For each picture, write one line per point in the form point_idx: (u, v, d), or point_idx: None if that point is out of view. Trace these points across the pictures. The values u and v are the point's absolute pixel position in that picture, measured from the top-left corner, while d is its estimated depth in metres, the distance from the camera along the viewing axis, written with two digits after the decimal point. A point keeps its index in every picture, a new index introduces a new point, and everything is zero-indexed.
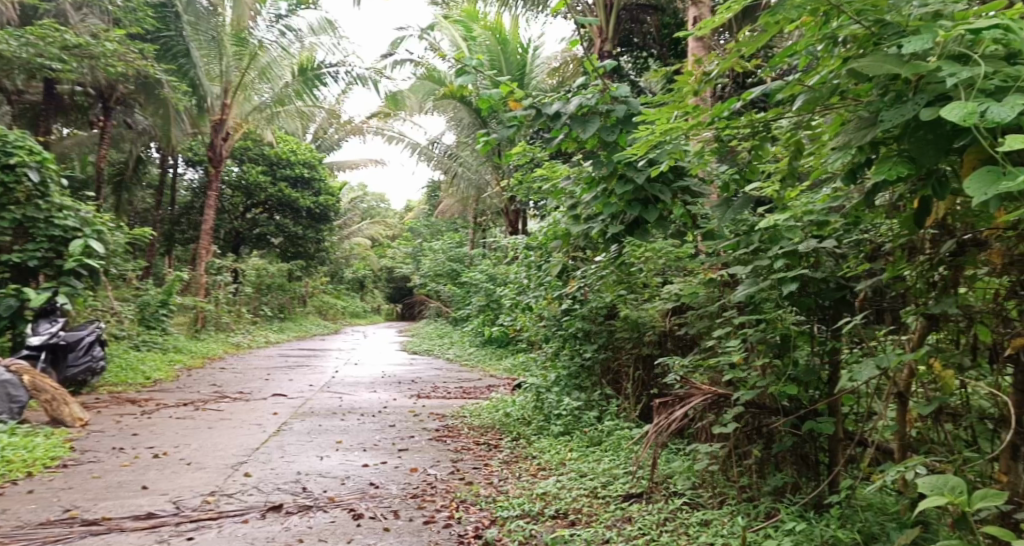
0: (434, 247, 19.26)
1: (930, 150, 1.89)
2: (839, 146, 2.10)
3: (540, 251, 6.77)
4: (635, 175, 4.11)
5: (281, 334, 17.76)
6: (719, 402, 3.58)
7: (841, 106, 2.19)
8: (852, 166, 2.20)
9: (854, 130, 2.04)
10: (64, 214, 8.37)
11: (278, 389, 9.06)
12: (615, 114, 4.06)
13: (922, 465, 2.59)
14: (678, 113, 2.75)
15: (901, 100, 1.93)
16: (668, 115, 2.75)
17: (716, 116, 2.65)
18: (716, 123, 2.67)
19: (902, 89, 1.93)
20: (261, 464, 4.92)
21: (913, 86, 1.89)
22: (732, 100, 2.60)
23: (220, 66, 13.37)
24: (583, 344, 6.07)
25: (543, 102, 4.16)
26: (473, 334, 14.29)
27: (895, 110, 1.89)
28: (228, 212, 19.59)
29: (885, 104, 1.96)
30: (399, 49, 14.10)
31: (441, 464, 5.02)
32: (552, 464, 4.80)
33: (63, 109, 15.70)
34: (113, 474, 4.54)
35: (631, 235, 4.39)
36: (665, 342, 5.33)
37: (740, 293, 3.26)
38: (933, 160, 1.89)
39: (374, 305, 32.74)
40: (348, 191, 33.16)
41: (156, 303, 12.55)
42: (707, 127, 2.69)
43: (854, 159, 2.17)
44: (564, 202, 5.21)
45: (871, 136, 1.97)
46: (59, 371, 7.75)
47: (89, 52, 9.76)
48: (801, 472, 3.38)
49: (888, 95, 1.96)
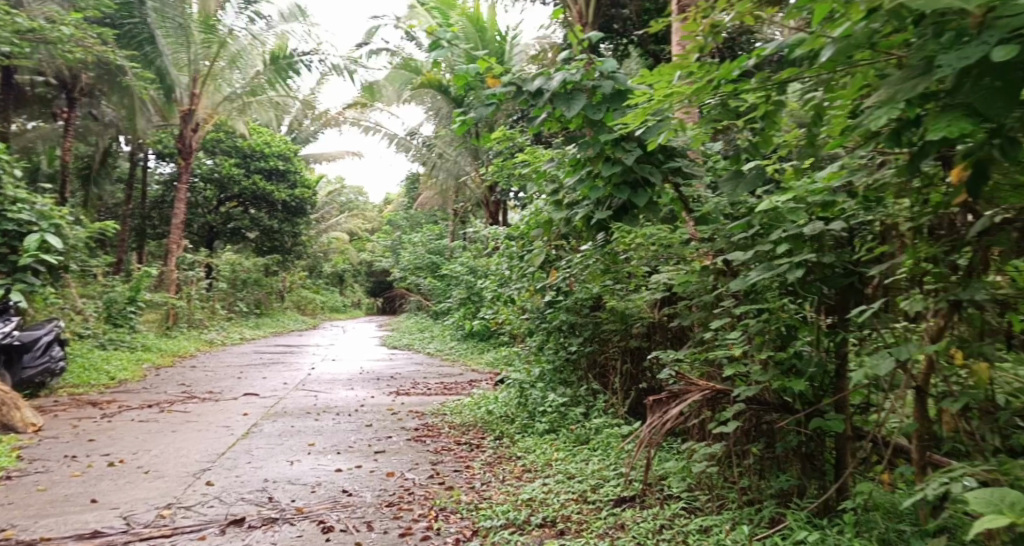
0: (413, 240, 18.91)
1: (999, 101, 1.75)
2: (880, 102, 1.95)
3: (520, 241, 6.48)
4: (623, 157, 3.81)
5: (257, 330, 17.32)
6: (717, 399, 3.28)
7: (869, 63, 2.09)
8: (899, 127, 2.11)
9: (899, 81, 1.91)
10: (17, 207, 7.93)
11: (250, 388, 8.69)
12: (601, 91, 3.76)
13: (966, 475, 2.28)
14: (682, 73, 2.53)
15: (961, 41, 1.80)
16: (671, 74, 2.54)
17: (723, 78, 2.42)
18: (722, 87, 2.44)
19: (962, 29, 1.80)
20: (226, 471, 4.58)
21: (978, 25, 1.75)
22: (742, 58, 2.36)
23: (189, 54, 12.83)
24: (568, 337, 5.80)
25: (523, 79, 3.85)
26: (454, 328, 13.98)
27: (955, 53, 1.76)
28: (201, 206, 19.05)
29: (943, 46, 1.83)
30: (375, 37, 13.71)
31: (420, 466, 4.71)
32: (538, 466, 4.52)
33: (25, 101, 15.12)
34: (60, 487, 4.20)
35: (618, 223, 4.05)
36: (654, 334, 5.10)
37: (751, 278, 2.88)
38: (1003, 112, 1.75)
39: (354, 300, 32.39)
40: (325, 185, 32.63)
41: (123, 300, 12.09)
42: (713, 92, 2.47)
43: (904, 117, 2.08)
44: (546, 188, 4.92)
45: (922, 87, 1.83)
46: (14, 373, 7.33)
47: (43, 36, 9.28)
48: (806, 472, 3.06)
49: (945, 37, 1.83)
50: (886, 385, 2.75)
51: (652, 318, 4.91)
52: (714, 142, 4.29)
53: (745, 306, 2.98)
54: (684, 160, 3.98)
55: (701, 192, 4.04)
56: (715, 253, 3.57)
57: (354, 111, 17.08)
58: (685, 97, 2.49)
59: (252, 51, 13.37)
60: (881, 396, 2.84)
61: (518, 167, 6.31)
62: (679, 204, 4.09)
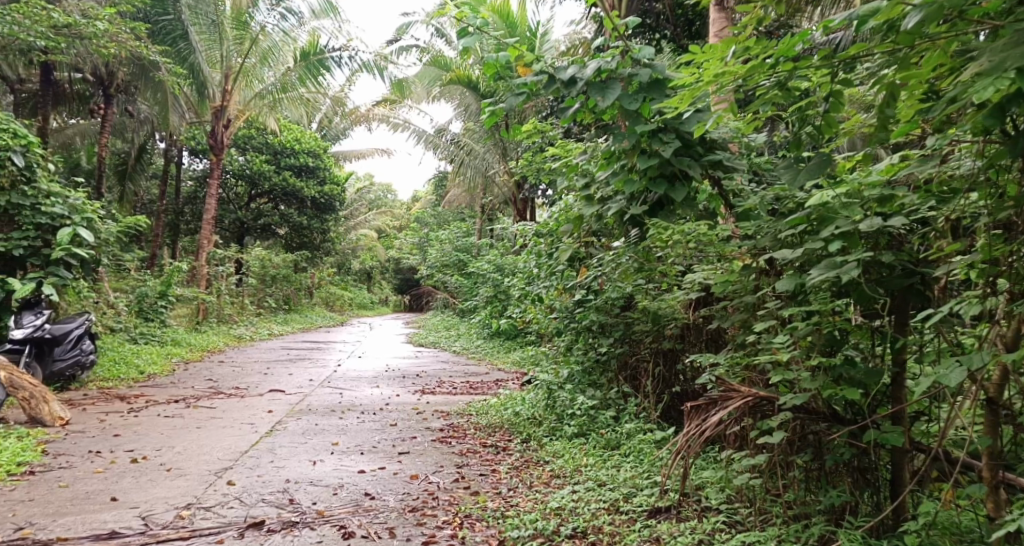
0: (441, 237, 18.80)
1: None
2: (982, 72, 1.84)
3: (549, 238, 6.30)
4: (661, 149, 3.64)
5: (286, 326, 17.39)
6: (760, 407, 3.09)
7: (953, 31, 1.96)
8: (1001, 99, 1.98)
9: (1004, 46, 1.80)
10: (51, 201, 7.98)
11: (276, 384, 8.64)
12: (638, 79, 3.56)
13: None
14: (736, 49, 2.37)
15: None
16: (723, 52, 2.38)
17: (781, 55, 2.26)
18: (780, 66, 2.29)
19: None
20: (249, 470, 4.50)
21: None
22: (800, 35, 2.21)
23: (222, 50, 12.90)
24: (598, 338, 5.62)
25: (557, 67, 3.69)
26: (481, 326, 13.86)
27: None
28: (232, 202, 19.21)
29: None
30: (405, 34, 13.63)
31: (445, 469, 4.57)
32: (567, 471, 4.35)
33: (63, 98, 15.36)
34: (82, 483, 4.14)
35: (654, 217, 3.95)
36: (688, 336, 4.91)
37: (811, 276, 2.65)
38: None
39: (382, 297, 32.58)
40: (354, 182, 32.72)
41: (154, 295, 12.19)
42: (770, 70, 2.31)
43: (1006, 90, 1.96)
44: (577, 182, 4.74)
45: None
46: (45, 365, 7.36)
47: (79, 31, 9.34)
48: (858, 486, 2.85)
49: None
50: (950, 395, 2.53)
51: (687, 319, 4.76)
52: (756, 136, 4.09)
53: (792, 308, 2.79)
54: (726, 152, 3.80)
55: (742, 186, 3.85)
56: (757, 252, 3.37)
57: (383, 108, 17.04)
58: (739, 77, 2.32)
59: (284, 48, 13.42)
60: (946, 407, 2.63)
61: (549, 162, 6.13)
62: (718, 199, 3.91)
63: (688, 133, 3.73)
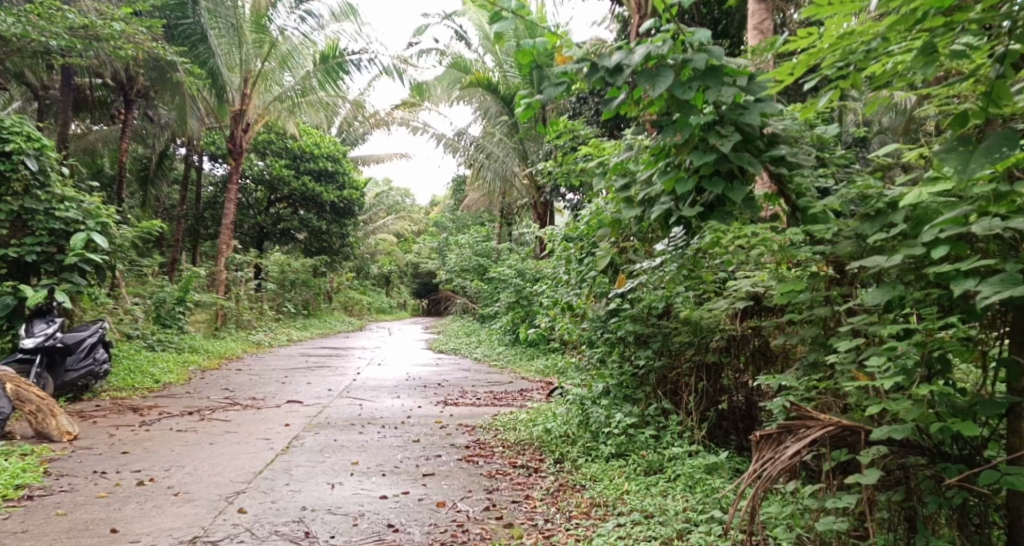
0: (460, 241, 18.40)
1: None
2: None
3: (580, 242, 5.88)
4: (719, 144, 3.33)
5: (305, 331, 17.14)
6: (844, 438, 2.74)
7: None
8: None
9: None
10: (65, 205, 7.73)
11: (293, 394, 8.32)
12: (693, 66, 3.19)
13: None
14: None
15: None
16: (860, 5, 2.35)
17: (932, 8, 2.18)
18: (930, 19, 2.20)
19: None
20: (261, 495, 4.18)
21: None
22: None
23: (241, 55, 12.67)
24: (636, 349, 5.24)
25: (599, 54, 3.33)
26: (503, 333, 13.47)
27: None
28: (251, 207, 19.04)
29: None
30: (424, 35, 13.31)
31: (474, 495, 4.22)
32: (609, 499, 3.98)
33: (83, 103, 15.27)
34: (83, 511, 3.84)
35: (709, 220, 3.61)
36: (736, 346, 4.59)
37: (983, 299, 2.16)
38: None
39: (400, 302, 32.33)
40: (373, 185, 32.50)
41: (172, 300, 11.98)
42: (913, 26, 2.24)
43: None
44: (616, 182, 4.37)
45: None
46: (57, 375, 7.11)
47: (95, 33, 9.08)
48: (966, 535, 2.52)
49: None
50: None
51: (735, 330, 4.49)
52: (824, 127, 3.71)
53: (890, 326, 2.49)
54: (789, 147, 3.49)
55: (808, 187, 3.48)
56: (830, 261, 3.06)
57: (402, 112, 16.76)
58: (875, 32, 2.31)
59: (303, 51, 13.17)
60: None
61: (579, 162, 5.75)
62: (776, 198, 3.59)
63: (749, 127, 3.42)
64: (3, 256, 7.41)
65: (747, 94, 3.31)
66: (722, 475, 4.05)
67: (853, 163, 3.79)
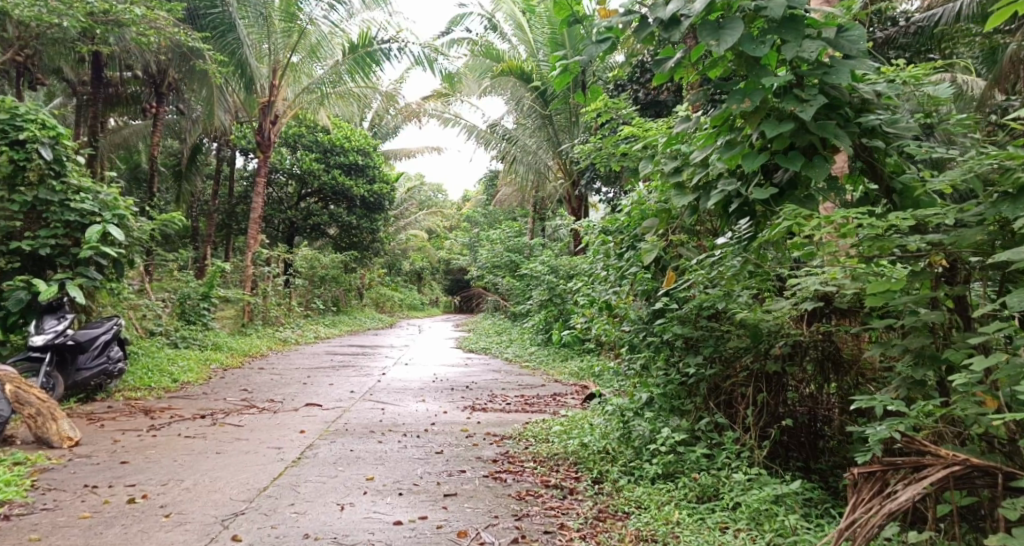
0: (492, 236, 17.86)
1: None
2: None
3: (619, 235, 5.31)
4: (797, 110, 2.74)
5: (333, 328, 16.77)
6: (973, 481, 2.14)
7: None
8: None
9: None
10: (80, 196, 7.34)
11: (314, 396, 7.88)
12: (767, 14, 2.61)
13: None
14: None
15: None
16: None
17: None
18: None
19: None
20: (262, 517, 3.72)
21: None
22: None
23: (270, 45, 12.38)
24: (683, 356, 4.63)
25: (653, 4, 2.77)
26: (535, 331, 12.89)
27: None
28: (283, 201, 18.77)
29: None
30: (458, 26, 12.94)
31: (500, 523, 3.69)
32: (657, 534, 3.41)
33: (115, 98, 15.09)
34: (59, 536, 3.43)
35: (783, 203, 3.04)
36: (802, 355, 4.10)
37: None
38: None
39: (432, 298, 32.05)
40: (406, 180, 32.17)
41: (197, 296, 11.64)
42: None
43: None
44: (665, 163, 3.79)
45: None
46: (68, 375, 6.74)
47: (116, 18, 8.73)
48: None
49: None
50: None
51: (803, 336, 4.04)
52: (939, 89, 3.16)
53: None
54: (885, 115, 2.90)
55: (906, 163, 2.89)
56: (945, 255, 2.50)
57: (435, 104, 16.32)
58: None
59: (332, 41, 12.82)
60: None
61: (621, 146, 5.19)
62: (862, 177, 3.00)
63: (836, 90, 2.82)
64: (17, 250, 7.07)
65: (834, 49, 2.71)
66: (791, 508, 3.46)
67: (971, 133, 3.13)
